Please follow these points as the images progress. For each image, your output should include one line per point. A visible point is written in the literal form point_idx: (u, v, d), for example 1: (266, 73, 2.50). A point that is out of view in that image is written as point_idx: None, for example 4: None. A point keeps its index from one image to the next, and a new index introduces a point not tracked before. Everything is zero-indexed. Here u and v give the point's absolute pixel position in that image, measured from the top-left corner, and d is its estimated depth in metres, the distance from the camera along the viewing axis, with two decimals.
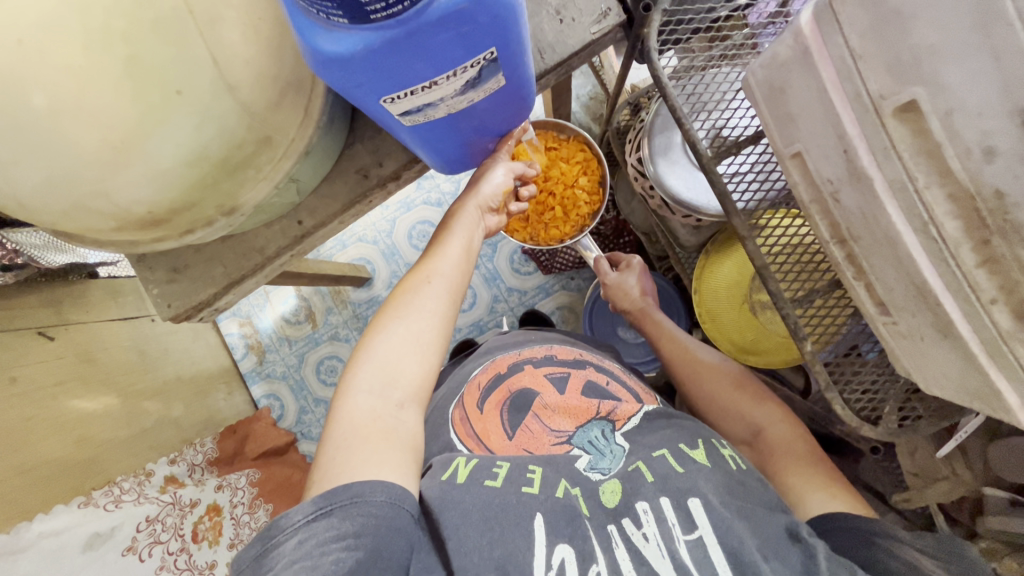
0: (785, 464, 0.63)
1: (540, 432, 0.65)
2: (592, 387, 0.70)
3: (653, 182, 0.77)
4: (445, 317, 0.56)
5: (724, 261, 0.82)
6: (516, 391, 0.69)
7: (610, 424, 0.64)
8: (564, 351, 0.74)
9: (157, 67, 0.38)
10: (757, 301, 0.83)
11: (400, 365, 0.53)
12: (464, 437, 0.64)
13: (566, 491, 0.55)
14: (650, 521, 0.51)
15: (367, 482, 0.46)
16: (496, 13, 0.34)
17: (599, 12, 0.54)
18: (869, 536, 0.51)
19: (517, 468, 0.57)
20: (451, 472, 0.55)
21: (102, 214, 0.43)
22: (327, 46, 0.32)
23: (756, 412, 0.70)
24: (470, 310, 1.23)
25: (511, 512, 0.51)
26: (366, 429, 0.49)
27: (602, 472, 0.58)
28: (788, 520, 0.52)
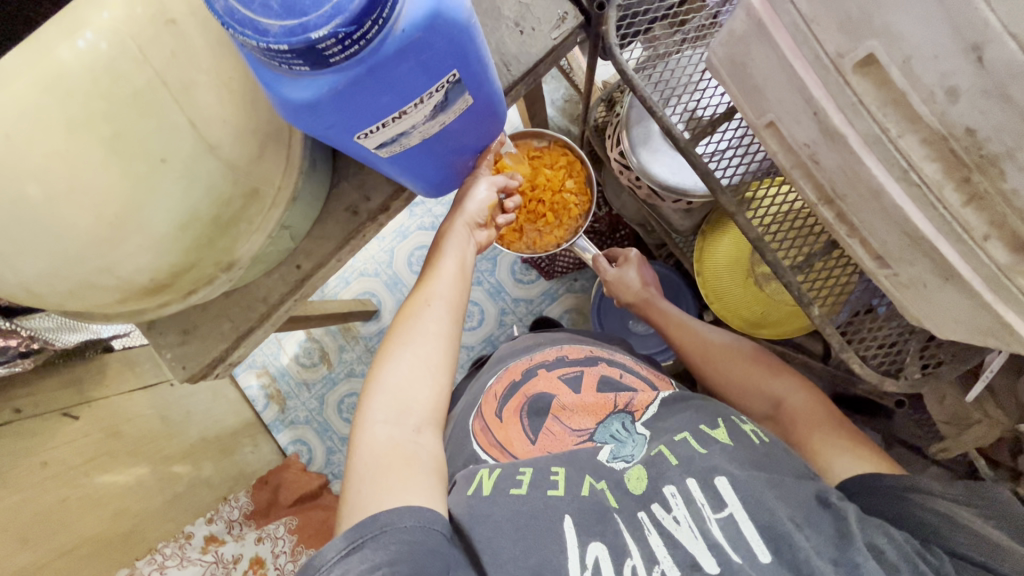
0: (808, 434, 0.63)
1: (561, 433, 0.64)
2: (606, 381, 0.70)
3: (638, 173, 0.78)
4: (448, 337, 0.58)
5: (721, 239, 0.83)
6: (532, 396, 0.69)
7: (630, 416, 0.64)
8: (574, 350, 0.74)
9: (139, 139, 0.39)
10: (761, 273, 0.82)
11: (409, 391, 0.54)
12: (486, 447, 0.64)
13: (592, 487, 0.54)
14: (679, 504, 0.51)
15: (390, 510, 0.46)
16: (451, 36, 0.35)
17: (557, 17, 0.56)
18: (897, 492, 0.51)
19: (539, 471, 0.56)
20: (475, 485, 0.54)
21: (107, 289, 0.44)
22: (295, 95, 0.33)
23: (773, 385, 0.70)
24: (479, 327, 1.23)
25: (540, 519, 0.51)
26: (385, 458, 0.50)
27: (626, 460, 0.58)
28: (817, 487, 0.52)
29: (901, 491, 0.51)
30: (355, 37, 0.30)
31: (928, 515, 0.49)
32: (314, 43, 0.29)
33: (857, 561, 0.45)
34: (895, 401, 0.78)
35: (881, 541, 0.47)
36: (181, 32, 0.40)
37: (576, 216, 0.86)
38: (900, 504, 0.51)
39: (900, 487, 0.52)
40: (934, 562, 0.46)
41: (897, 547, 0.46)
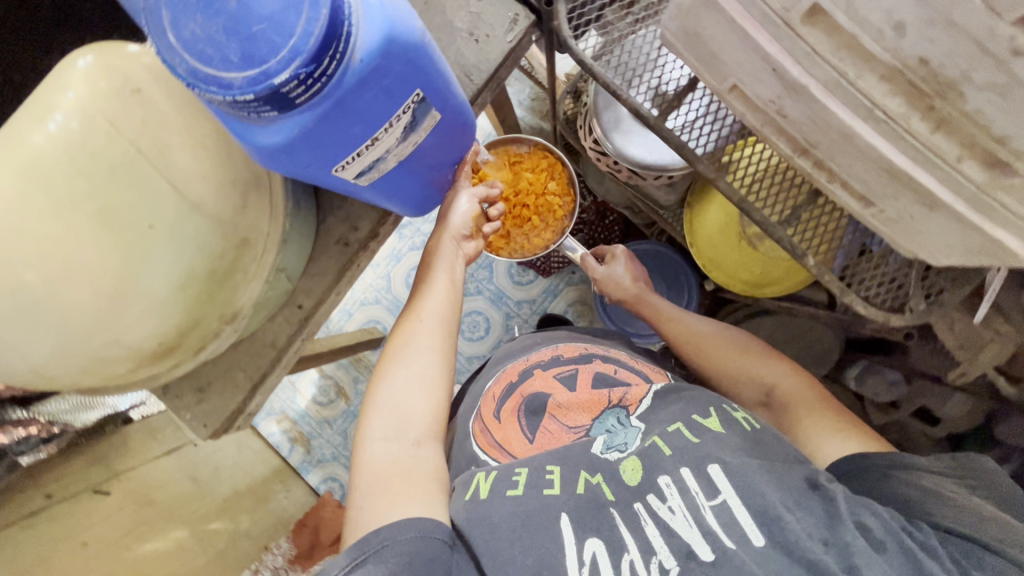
0: (801, 414, 0.63)
1: (558, 431, 0.66)
2: (601, 378, 0.71)
3: (615, 157, 0.78)
4: (441, 350, 0.59)
5: (710, 206, 0.83)
6: (529, 395, 0.70)
7: (624, 410, 0.66)
8: (569, 347, 0.74)
9: (125, 210, 0.40)
10: (753, 234, 0.81)
11: (406, 404, 0.56)
12: (486, 450, 0.65)
13: (587, 483, 0.54)
14: (674, 493, 0.50)
15: (389, 524, 0.46)
16: (408, 57, 0.35)
17: (509, 20, 0.57)
18: (885, 473, 0.52)
19: (535, 470, 0.56)
20: (473, 491, 0.55)
21: (118, 360, 0.45)
22: (270, 141, 0.34)
23: (763, 370, 0.70)
24: (488, 335, 1.23)
25: (537, 516, 0.50)
26: (388, 471, 0.51)
27: (620, 450, 0.59)
28: (806, 470, 0.51)
29: (889, 470, 0.52)
30: (316, 75, 0.31)
31: (909, 490, 0.50)
32: (277, 88, 0.30)
33: (847, 539, 0.45)
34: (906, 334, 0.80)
35: (869, 518, 0.46)
36: (147, 100, 0.40)
37: (559, 217, 0.86)
38: (889, 484, 0.51)
39: (889, 465, 0.52)
40: (921, 537, 0.45)
41: (885, 524, 0.46)
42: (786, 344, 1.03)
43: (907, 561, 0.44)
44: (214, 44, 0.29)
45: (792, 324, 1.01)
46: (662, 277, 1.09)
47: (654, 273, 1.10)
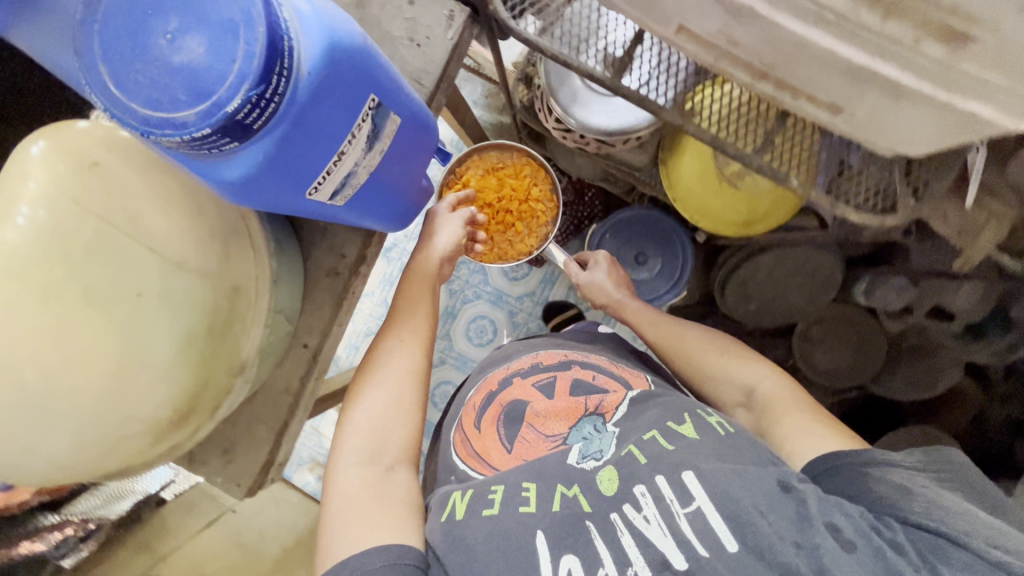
0: (781, 413, 0.62)
1: (536, 440, 0.63)
2: (580, 385, 0.69)
3: (581, 131, 0.78)
4: (413, 374, 0.61)
5: (683, 157, 0.82)
6: (508, 405, 0.69)
7: (601, 417, 0.64)
8: (548, 355, 0.74)
9: (108, 284, 0.40)
10: (732, 173, 0.80)
11: (382, 431, 0.57)
12: (465, 460, 0.65)
13: (563, 498, 0.52)
14: (650, 502, 0.49)
15: (367, 553, 0.47)
16: (355, 64, 0.35)
17: (445, 18, 0.59)
18: (859, 469, 0.51)
19: (511, 488, 0.54)
20: (449, 512, 0.54)
21: (136, 437, 0.44)
22: (237, 174, 0.33)
23: (737, 369, 0.70)
24: (497, 337, 1.23)
25: (513, 535, 0.49)
26: (362, 497, 0.52)
27: (596, 458, 0.57)
28: (779, 471, 0.50)
29: (863, 467, 0.51)
30: (268, 96, 0.31)
31: (885, 487, 0.49)
32: (232, 115, 0.30)
33: (817, 541, 0.44)
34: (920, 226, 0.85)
35: (839, 517, 0.46)
36: (106, 172, 0.40)
37: (544, 222, 0.88)
38: (862, 479, 0.50)
39: (865, 460, 0.51)
40: (890, 534, 0.45)
41: (855, 523, 0.46)
42: (788, 275, 1.04)
43: (875, 561, 0.43)
44: (159, 87, 0.29)
45: (788, 255, 1.02)
46: (653, 240, 1.09)
47: (645, 238, 1.10)
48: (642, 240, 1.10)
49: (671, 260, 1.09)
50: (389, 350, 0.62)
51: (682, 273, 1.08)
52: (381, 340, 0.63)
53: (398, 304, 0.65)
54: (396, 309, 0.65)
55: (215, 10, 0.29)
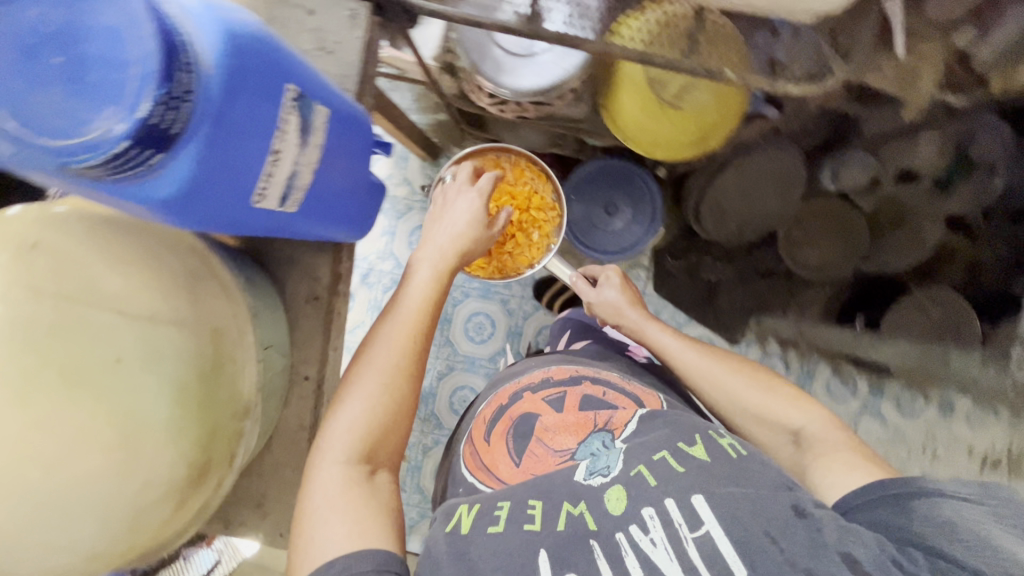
0: (828, 455, 0.60)
1: (544, 455, 0.66)
2: (589, 400, 0.72)
3: (515, 98, 0.79)
4: (411, 380, 0.59)
5: (620, 94, 0.82)
6: (517, 419, 0.72)
7: (610, 434, 0.65)
8: (560, 369, 0.77)
9: (83, 356, 0.38)
10: (671, 96, 0.82)
11: (376, 436, 0.55)
12: (474, 471, 0.70)
13: (568, 517, 0.54)
14: (657, 524, 0.51)
15: (355, 554, 0.47)
16: (261, 54, 0.36)
17: (348, 18, 0.59)
18: (905, 503, 0.50)
19: (517, 505, 0.56)
20: (456, 525, 0.57)
21: (158, 504, 0.42)
22: (171, 188, 0.33)
23: (790, 413, 0.67)
24: (497, 329, 1.23)
25: (517, 555, 0.51)
26: (345, 500, 0.51)
27: (603, 475, 0.58)
28: (791, 496, 0.51)
29: (910, 500, 0.50)
30: (176, 94, 0.31)
31: (920, 524, 0.48)
32: (145, 121, 0.30)
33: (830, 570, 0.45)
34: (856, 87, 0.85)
35: (857, 548, 0.47)
36: (50, 249, 0.39)
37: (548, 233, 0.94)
38: (903, 509, 0.50)
39: (916, 493, 0.50)
40: (912, 567, 0.45)
41: (872, 553, 0.46)
42: (754, 184, 1.05)
43: None
44: (66, 115, 0.29)
45: (748, 164, 1.03)
46: (618, 189, 1.10)
47: (610, 189, 1.10)
48: (608, 191, 1.10)
49: (639, 205, 1.10)
50: (394, 350, 0.59)
51: (656, 210, 1.08)
52: (385, 334, 0.60)
53: (407, 303, 0.63)
54: (403, 306, 0.62)
55: (97, 20, 0.29)
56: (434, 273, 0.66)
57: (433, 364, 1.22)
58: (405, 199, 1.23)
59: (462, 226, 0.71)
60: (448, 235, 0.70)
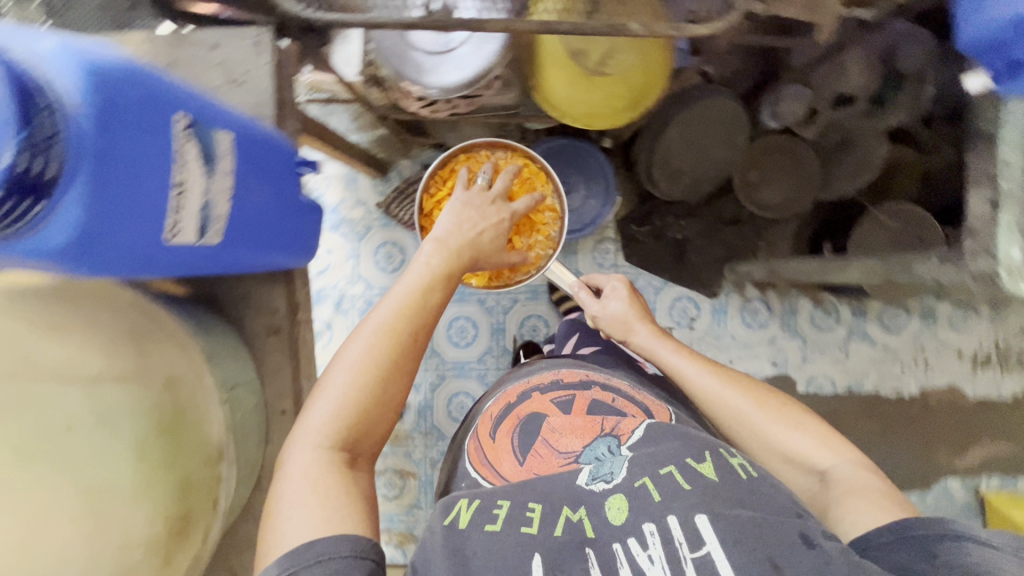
0: (854, 497, 0.59)
1: (548, 455, 0.68)
2: (599, 406, 0.75)
3: (444, 96, 0.79)
4: (403, 374, 0.61)
5: (549, 73, 0.82)
6: (525, 417, 0.74)
7: (616, 439, 0.67)
8: (570, 373, 0.80)
9: (35, 433, 0.43)
10: (597, 64, 0.80)
11: (355, 425, 0.57)
12: (477, 467, 0.70)
13: (567, 522, 0.56)
14: (657, 542, 0.53)
15: (326, 538, 0.49)
16: (139, 91, 0.40)
17: (253, 45, 0.60)
18: (928, 545, 0.51)
19: (517, 506, 0.58)
20: (453, 517, 0.58)
21: (139, 557, 0.48)
22: (63, 233, 0.37)
23: (816, 451, 0.65)
24: (481, 328, 1.23)
25: (510, 554, 0.53)
26: (318, 486, 0.53)
27: (605, 481, 0.60)
28: (801, 525, 0.53)
29: (933, 543, 0.51)
30: (42, 138, 0.35)
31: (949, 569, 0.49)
32: (15, 167, 0.34)
33: None
34: (766, 16, 0.85)
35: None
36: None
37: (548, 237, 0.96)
38: (926, 552, 0.51)
39: (941, 536, 0.52)
40: None
41: None
42: (701, 137, 1.06)
43: None
44: None
45: (688, 119, 1.04)
46: (571, 166, 1.10)
47: (564, 166, 1.10)
48: (559, 171, 1.11)
49: (591, 179, 1.10)
50: (381, 340, 0.61)
51: (611, 180, 1.09)
52: (376, 324, 0.62)
53: (403, 297, 0.65)
54: (398, 299, 0.65)
55: None
56: (439, 271, 0.70)
57: (424, 377, 1.22)
58: (362, 219, 1.22)
59: (483, 244, 0.78)
60: (461, 244, 0.75)
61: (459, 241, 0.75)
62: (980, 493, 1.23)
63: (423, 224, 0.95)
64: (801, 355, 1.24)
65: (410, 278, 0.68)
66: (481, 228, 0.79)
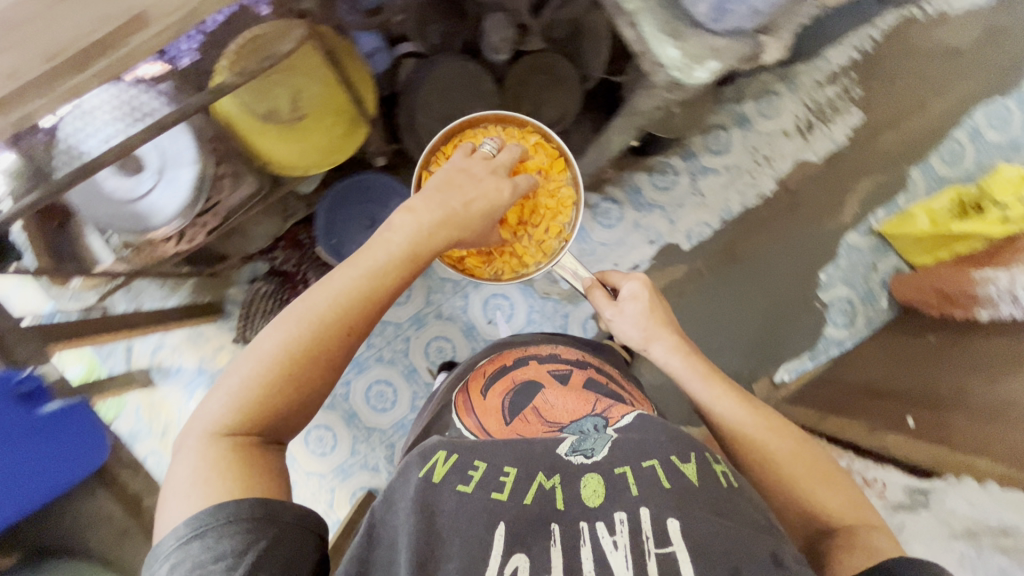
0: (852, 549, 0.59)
1: (533, 420, 0.76)
2: (591, 381, 0.84)
3: (179, 221, 0.80)
4: (333, 359, 0.57)
5: (266, 147, 0.82)
6: (519, 383, 0.82)
7: (602, 419, 0.71)
8: (566, 351, 0.90)
9: None
10: (291, 112, 0.81)
11: (271, 408, 0.55)
12: (462, 417, 0.79)
13: (539, 488, 0.59)
14: (625, 530, 0.54)
15: (240, 501, 0.49)
16: None
17: None
18: None
19: (494, 469, 0.60)
20: (428, 470, 0.59)
21: None
22: None
23: (839, 510, 0.64)
24: (395, 381, 1.22)
25: (480, 517, 0.55)
26: (216, 464, 0.51)
27: (584, 454, 0.63)
28: (772, 544, 0.53)
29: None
30: None
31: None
32: None
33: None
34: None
35: None
36: None
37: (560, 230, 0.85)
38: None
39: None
40: None
41: None
42: (449, 107, 1.07)
43: None
44: None
45: (425, 102, 1.05)
46: (368, 201, 1.09)
47: (363, 204, 1.09)
48: (355, 211, 1.09)
49: (389, 200, 1.10)
50: (307, 330, 0.55)
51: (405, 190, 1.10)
52: (308, 308, 0.57)
53: (354, 284, 0.58)
54: (342, 284, 0.58)
55: None
56: (404, 254, 0.60)
57: (377, 457, 1.19)
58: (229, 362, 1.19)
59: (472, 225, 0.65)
60: (437, 219, 0.61)
61: (439, 215, 0.62)
62: (876, 230, 1.32)
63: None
64: (669, 220, 1.28)
65: (364, 256, 0.59)
66: (471, 197, 0.64)
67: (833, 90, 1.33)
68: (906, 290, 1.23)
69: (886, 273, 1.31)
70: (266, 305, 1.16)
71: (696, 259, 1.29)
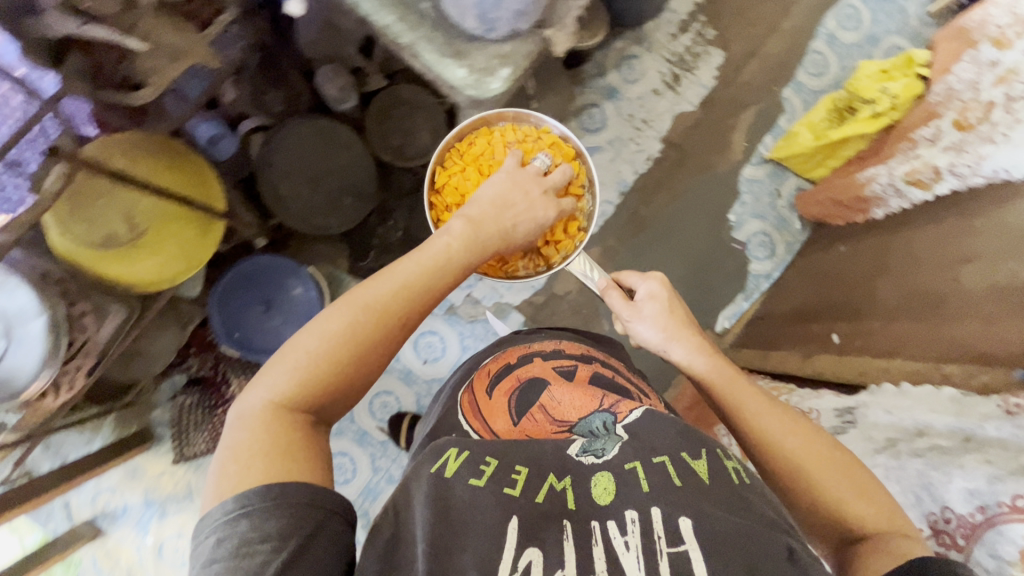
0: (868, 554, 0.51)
1: (542, 422, 0.66)
2: (597, 377, 0.75)
3: (46, 379, 0.73)
4: (389, 341, 0.57)
5: (114, 273, 0.78)
6: (525, 379, 0.73)
7: (610, 416, 0.64)
8: (571, 347, 0.81)
9: None
10: (132, 230, 0.78)
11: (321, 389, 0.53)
12: (468, 419, 0.68)
13: (552, 488, 0.54)
14: (636, 530, 0.49)
15: (285, 484, 0.47)
16: None
17: None
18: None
19: (506, 464, 0.54)
20: (440, 466, 0.53)
21: None
22: None
23: (862, 513, 0.55)
24: (351, 449, 1.19)
25: (494, 511, 0.50)
26: (271, 440, 0.49)
27: (594, 455, 0.57)
28: (785, 539, 0.48)
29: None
30: None
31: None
32: None
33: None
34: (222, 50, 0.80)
35: None
36: None
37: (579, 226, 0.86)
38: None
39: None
40: None
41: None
42: (311, 169, 1.05)
43: None
44: None
45: (286, 169, 1.03)
46: (260, 287, 1.06)
47: (256, 291, 1.06)
48: (249, 299, 1.05)
49: (285, 281, 1.08)
50: (371, 318, 0.55)
51: (294, 266, 1.07)
52: (368, 292, 0.57)
53: (415, 274, 0.60)
54: (407, 272, 0.59)
55: None
56: (459, 257, 0.63)
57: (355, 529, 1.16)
58: (174, 486, 1.14)
59: (513, 244, 0.69)
60: (490, 241, 0.66)
61: (490, 234, 0.66)
62: (768, 158, 1.34)
63: (435, 201, 0.86)
64: None
65: (426, 253, 0.61)
66: (521, 217, 0.69)
67: (688, 37, 1.34)
68: (806, 206, 1.26)
69: (790, 196, 1.33)
70: (195, 416, 1.11)
71: (606, 238, 1.29)
